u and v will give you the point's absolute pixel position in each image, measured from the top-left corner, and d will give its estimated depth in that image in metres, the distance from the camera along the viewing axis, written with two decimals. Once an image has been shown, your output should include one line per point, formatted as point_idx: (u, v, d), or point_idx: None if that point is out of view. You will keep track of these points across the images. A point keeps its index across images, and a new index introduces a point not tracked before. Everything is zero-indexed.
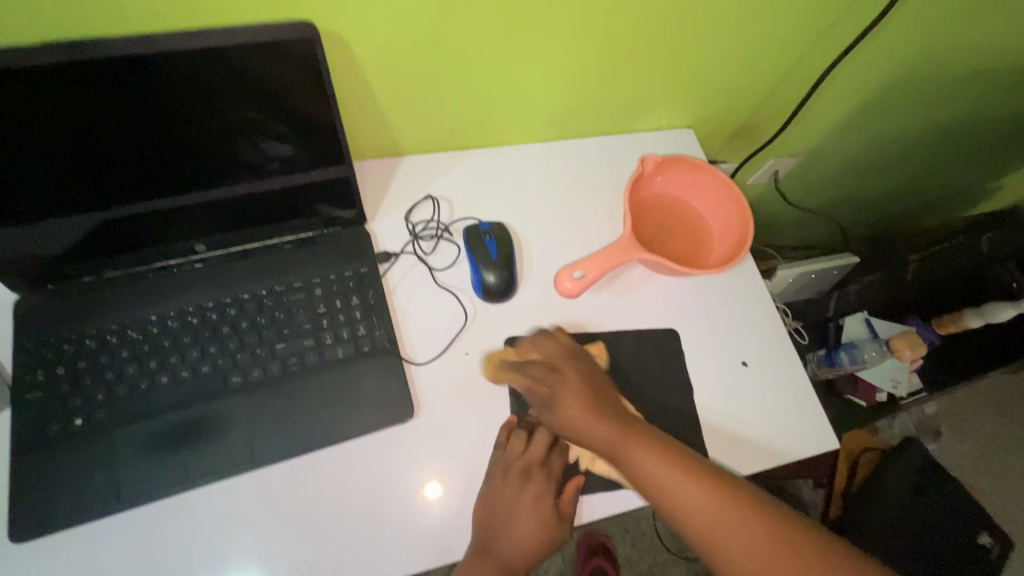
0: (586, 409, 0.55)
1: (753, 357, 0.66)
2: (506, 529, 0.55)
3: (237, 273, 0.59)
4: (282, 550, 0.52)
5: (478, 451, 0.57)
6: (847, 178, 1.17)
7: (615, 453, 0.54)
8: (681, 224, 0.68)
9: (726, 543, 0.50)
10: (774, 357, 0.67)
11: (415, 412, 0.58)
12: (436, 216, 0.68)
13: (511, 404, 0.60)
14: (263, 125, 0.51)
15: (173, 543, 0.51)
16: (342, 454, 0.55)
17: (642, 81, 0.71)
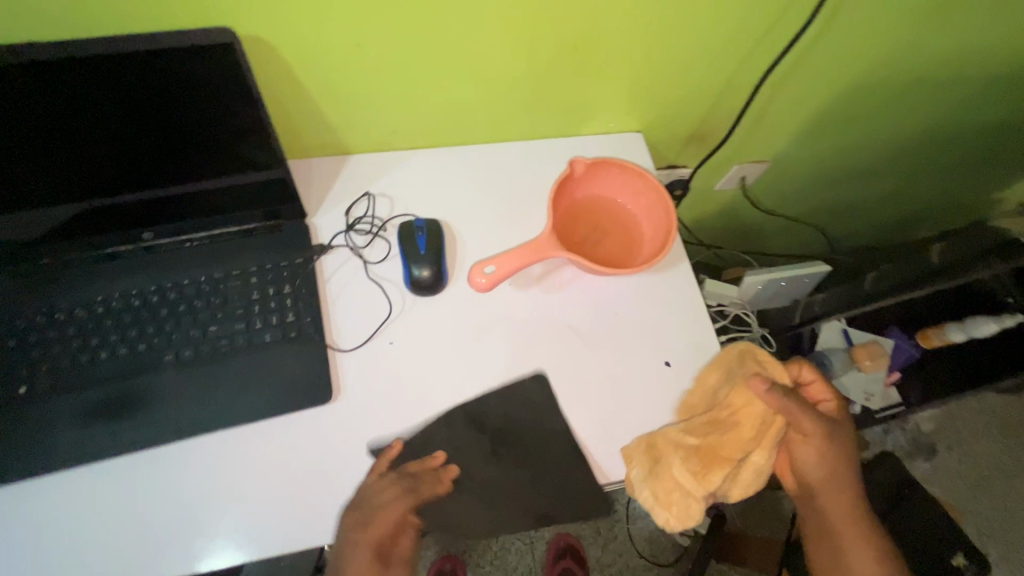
0: (824, 450, 0.63)
1: (676, 358, 0.67)
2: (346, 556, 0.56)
3: (181, 260, 0.64)
4: (201, 518, 0.56)
5: (391, 436, 0.61)
6: (824, 186, 1.16)
7: (822, 470, 0.64)
8: (613, 225, 0.70)
9: (844, 548, 0.65)
10: (700, 360, 0.68)
11: (335, 396, 0.61)
12: (373, 212, 0.71)
13: (429, 391, 0.63)
14: (200, 129, 0.54)
15: (101, 504, 0.55)
16: (262, 430, 0.59)
17: (581, 87, 0.73)
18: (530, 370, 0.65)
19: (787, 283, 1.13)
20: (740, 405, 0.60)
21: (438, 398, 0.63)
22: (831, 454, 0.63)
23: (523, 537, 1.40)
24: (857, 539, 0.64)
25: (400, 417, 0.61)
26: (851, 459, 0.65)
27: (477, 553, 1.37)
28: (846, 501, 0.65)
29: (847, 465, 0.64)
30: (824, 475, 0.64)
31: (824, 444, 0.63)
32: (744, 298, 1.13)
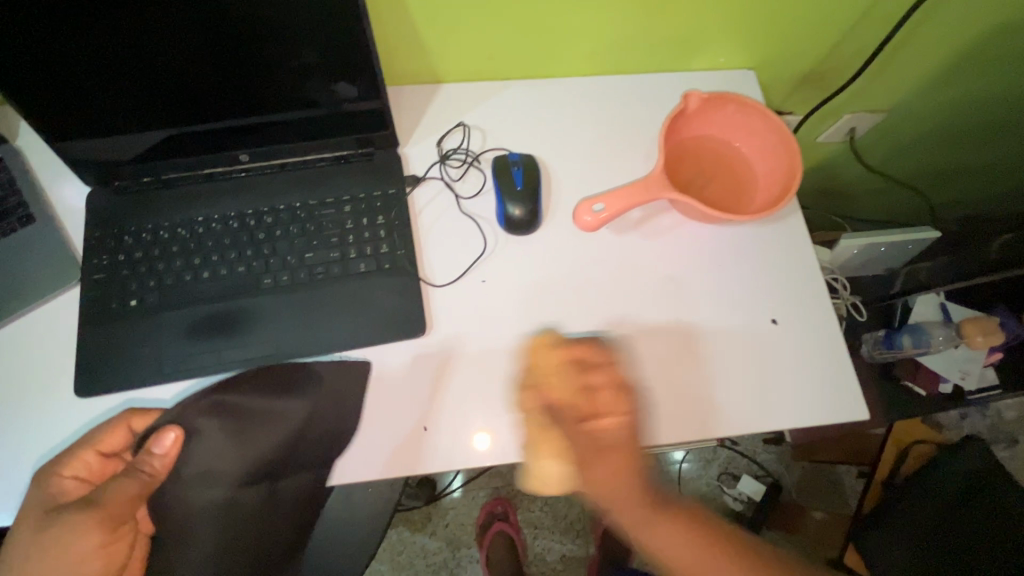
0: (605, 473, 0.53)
1: (744, 320, 0.63)
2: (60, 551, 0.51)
3: (276, 184, 0.63)
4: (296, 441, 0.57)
5: (480, 376, 0.59)
6: (942, 143, 1.04)
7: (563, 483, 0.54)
8: (723, 169, 0.65)
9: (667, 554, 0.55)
10: (789, 319, 0.63)
11: (426, 331, 0.60)
12: (464, 143, 0.68)
13: (519, 333, 0.61)
14: (299, 49, 0.51)
15: None
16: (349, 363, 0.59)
17: (698, 13, 0.65)
18: (623, 319, 0.62)
19: (886, 248, 1.03)
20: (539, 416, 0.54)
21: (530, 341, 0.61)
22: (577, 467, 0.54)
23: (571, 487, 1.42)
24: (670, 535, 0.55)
25: (453, 368, 0.59)
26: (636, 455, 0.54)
27: (525, 498, 1.40)
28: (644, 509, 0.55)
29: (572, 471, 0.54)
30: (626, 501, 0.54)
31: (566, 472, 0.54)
32: (835, 262, 1.05)
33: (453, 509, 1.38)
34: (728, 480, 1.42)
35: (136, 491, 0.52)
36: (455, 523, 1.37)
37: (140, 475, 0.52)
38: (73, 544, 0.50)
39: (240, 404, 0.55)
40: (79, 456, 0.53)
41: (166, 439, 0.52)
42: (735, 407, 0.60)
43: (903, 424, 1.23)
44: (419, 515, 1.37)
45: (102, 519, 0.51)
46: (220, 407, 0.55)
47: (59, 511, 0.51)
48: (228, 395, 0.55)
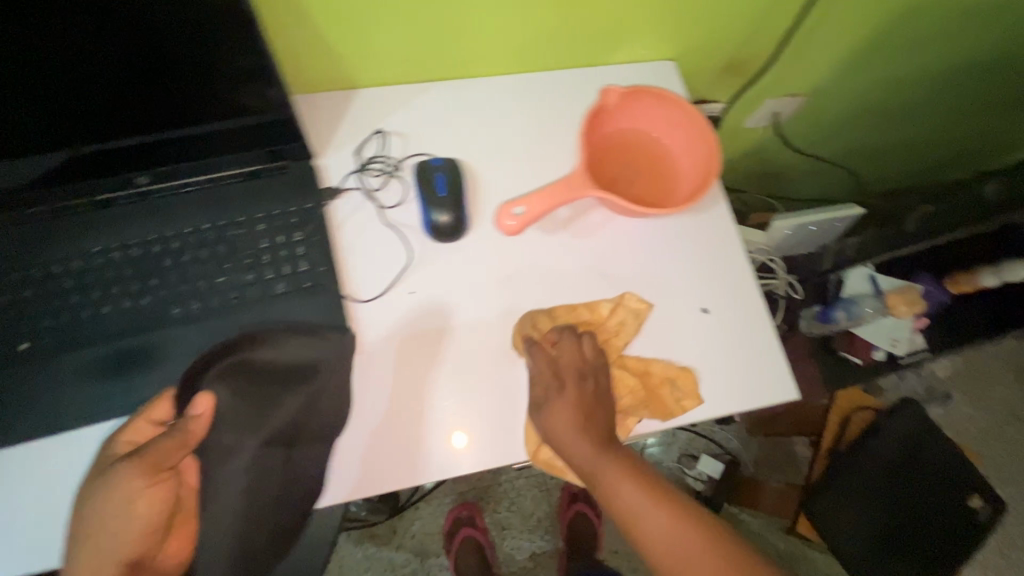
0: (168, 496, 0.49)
1: (677, 311, 0.63)
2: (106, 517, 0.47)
3: (180, 207, 0.58)
4: None
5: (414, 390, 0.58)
6: (862, 122, 1.08)
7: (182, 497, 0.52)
8: (649, 162, 0.65)
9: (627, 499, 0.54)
10: (721, 307, 0.64)
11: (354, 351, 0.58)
12: (383, 151, 0.65)
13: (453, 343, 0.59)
14: (191, 55, 0.48)
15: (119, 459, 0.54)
16: None
17: (611, 8, 0.65)
18: (557, 320, 0.61)
19: (817, 227, 1.07)
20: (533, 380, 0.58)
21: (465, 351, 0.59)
22: (561, 423, 0.55)
23: (537, 484, 1.42)
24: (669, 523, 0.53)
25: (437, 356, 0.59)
26: (596, 412, 0.57)
27: (492, 499, 1.39)
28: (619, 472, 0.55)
29: (551, 431, 0.56)
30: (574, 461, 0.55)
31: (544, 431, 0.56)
32: (771, 244, 1.08)
33: (419, 519, 1.36)
34: (690, 462, 1.44)
35: (175, 447, 0.48)
36: (423, 534, 1.35)
37: (179, 436, 0.48)
38: (116, 502, 0.47)
39: (257, 372, 0.53)
40: (133, 427, 0.50)
41: (203, 401, 0.49)
42: (679, 398, 0.60)
43: (842, 393, 1.25)
44: (384, 529, 1.34)
45: (143, 468, 0.48)
46: (236, 369, 0.52)
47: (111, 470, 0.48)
48: (250, 356, 0.53)
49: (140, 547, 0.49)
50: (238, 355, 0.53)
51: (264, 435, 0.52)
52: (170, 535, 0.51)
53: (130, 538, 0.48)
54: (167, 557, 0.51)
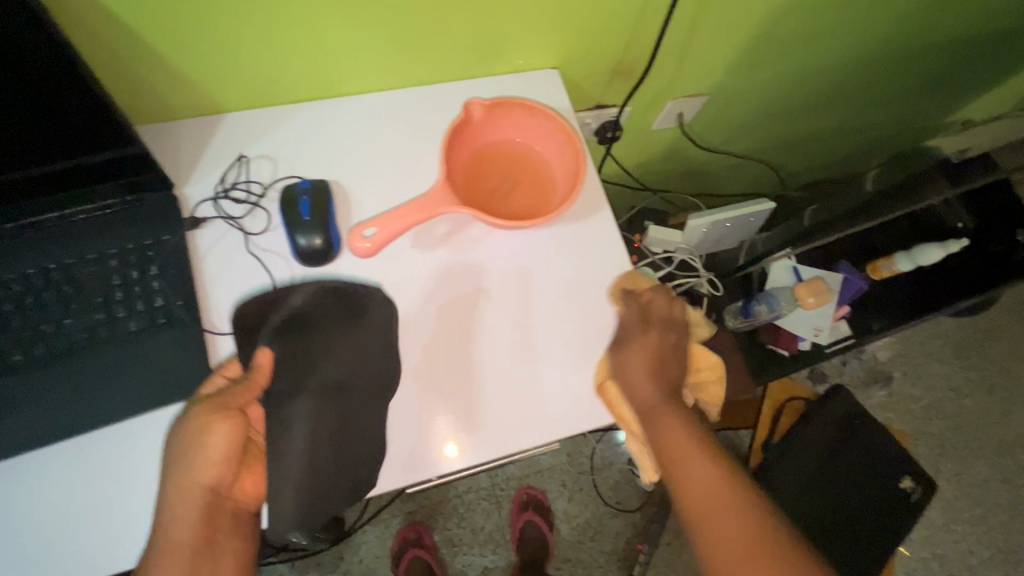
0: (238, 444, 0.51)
1: (569, 319, 0.63)
2: (185, 462, 0.49)
3: (21, 247, 0.55)
4: (69, 532, 0.51)
5: None
6: (769, 117, 1.10)
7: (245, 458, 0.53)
8: (524, 174, 0.64)
9: (684, 451, 0.53)
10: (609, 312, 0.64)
11: None
12: (248, 176, 0.63)
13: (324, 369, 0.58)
14: (9, 94, 0.44)
15: None
16: (126, 435, 0.54)
17: (474, 21, 0.64)
18: (433, 338, 0.60)
19: (733, 223, 1.08)
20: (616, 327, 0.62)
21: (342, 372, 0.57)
22: (637, 363, 0.57)
23: (487, 497, 1.40)
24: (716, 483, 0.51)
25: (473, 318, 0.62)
26: (670, 363, 0.58)
27: (441, 516, 1.37)
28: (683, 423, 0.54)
29: (629, 363, 0.58)
30: (642, 397, 0.56)
31: (623, 362, 0.58)
32: (689, 242, 1.09)
33: (367, 542, 1.33)
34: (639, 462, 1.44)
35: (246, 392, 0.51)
36: (371, 557, 1.32)
37: (250, 381, 0.52)
38: (197, 448, 0.49)
39: (311, 329, 0.57)
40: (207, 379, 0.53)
41: (264, 355, 0.53)
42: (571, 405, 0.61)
43: (777, 385, 1.28)
44: (330, 556, 1.31)
45: (218, 409, 0.50)
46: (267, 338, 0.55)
47: (185, 418, 0.50)
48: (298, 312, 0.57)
49: (220, 476, 0.50)
50: (284, 312, 0.57)
51: (323, 382, 0.56)
52: (246, 470, 0.53)
53: (207, 467, 0.49)
54: (242, 492, 0.52)
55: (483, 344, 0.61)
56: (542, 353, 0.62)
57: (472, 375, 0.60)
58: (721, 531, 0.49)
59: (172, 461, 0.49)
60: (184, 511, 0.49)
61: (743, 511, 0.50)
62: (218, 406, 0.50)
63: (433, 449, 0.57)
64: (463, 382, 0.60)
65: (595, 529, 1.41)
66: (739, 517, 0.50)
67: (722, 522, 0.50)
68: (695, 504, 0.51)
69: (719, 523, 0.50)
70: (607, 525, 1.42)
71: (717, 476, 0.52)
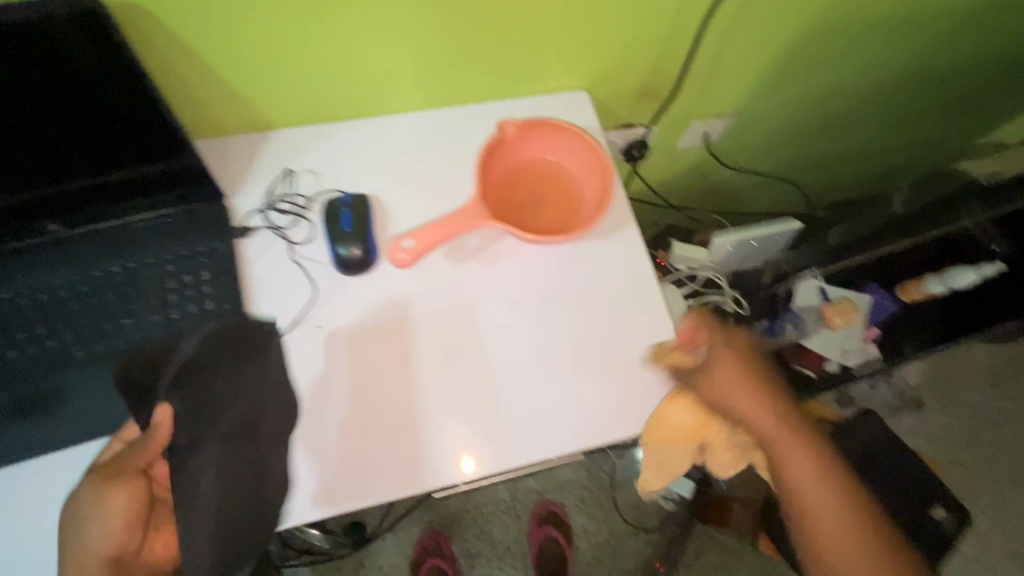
0: (132, 508, 0.50)
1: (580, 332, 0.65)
2: (84, 525, 0.51)
3: (89, 250, 0.60)
4: None
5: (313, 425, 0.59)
6: (796, 137, 1.11)
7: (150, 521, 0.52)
8: (553, 189, 0.67)
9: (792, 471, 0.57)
10: (624, 324, 0.66)
11: None
12: (294, 189, 0.67)
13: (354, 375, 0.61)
14: (86, 107, 0.49)
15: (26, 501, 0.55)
16: None
17: (509, 45, 0.68)
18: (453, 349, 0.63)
19: (759, 242, 1.08)
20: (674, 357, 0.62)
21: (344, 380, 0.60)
22: (738, 396, 0.58)
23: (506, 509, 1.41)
24: (835, 509, 0.56)
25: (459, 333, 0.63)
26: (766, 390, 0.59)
27: (460, 527, 1.38)
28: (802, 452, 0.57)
29: (728, 395, 0.58)
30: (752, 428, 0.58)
31: (716, 395, 0.58)
32: (713, 260, 1.09)
33: (387, 549, 1.34)
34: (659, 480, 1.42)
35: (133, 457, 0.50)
36: (391, 564, 1.33)
37: (144, 444, 0.48)
38: (95, 512, 0.50)
39: (209, 373, 0.50)
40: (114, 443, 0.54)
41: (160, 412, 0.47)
42: (594, 412, 0.62)
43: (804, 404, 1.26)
44: (351, 561, 1.33)
45: (107, 474, 0.51)
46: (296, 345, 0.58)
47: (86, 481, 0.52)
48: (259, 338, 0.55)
49: (124, 537, 0.51)
50: (176, 362, 0.48)
51: (225, 429, 0.49)
52: (155, 536, 0.52)
53: (107, 533, 0.50)
54: (152, 556, 0.52)
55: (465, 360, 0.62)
56: (563, 364, 0.63)
57: (472, 387, 0.61)
58: (836, 551, 0.55)
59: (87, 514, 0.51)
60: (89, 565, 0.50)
61: (855, 531, 0.55)
62: (112, 472, 0.51)
63: (451, 463, 0.59)
64: (444, 406, 0.61)
65: (614, 547, 1.40)
66: (850, 540, 0.55)
67: (842, 546, 0.55)
68: (817, 531, 0.55)
69: (828, 544, 0.55)
70: (626, 543, 1.40)
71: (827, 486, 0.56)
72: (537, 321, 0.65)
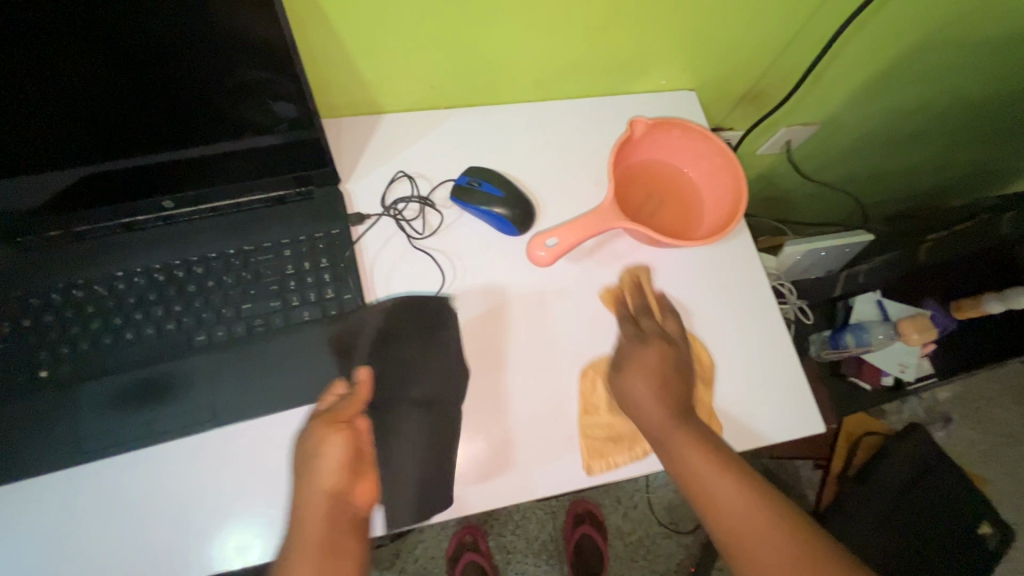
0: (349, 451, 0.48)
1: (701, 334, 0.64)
2: (306, 466, 0.48)
3: (204, 230, 0.58)
4: (222, 520, 0.51)
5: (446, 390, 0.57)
6: (870, 149, 1.10)
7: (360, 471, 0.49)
8: (671, 192, 0.65)
9: (719, 497, 0.50)
10: (739, 332, 0.64)
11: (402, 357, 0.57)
12: (412, 190, 0.64)
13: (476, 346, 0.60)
14: (220, 76, 0.46)
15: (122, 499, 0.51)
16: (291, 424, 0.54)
17: (634, 40, 0.66)
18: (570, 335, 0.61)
19: (827, 253, 1.07)
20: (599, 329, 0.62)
21: (455, 363, 0.58)
22: (641, 376, 0.56)
23: (543, 506, 1.40)
24: (717, 469, 0.50)
25: (514, 335, 0.61)
26: (679, 384, 0.56)
27: (496, 522, 1.37)
28: (665, 414, 0.53)
29: (645, 366, 0.56)
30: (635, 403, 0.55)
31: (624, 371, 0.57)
32: (780, 268, 1.07)
33: (423, 541, 1.33)
34: None
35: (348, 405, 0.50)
36: (426, 556, 1.32)
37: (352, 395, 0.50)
38: (316, 454, 0.48)
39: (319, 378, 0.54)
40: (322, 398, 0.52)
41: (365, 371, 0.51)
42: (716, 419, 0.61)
43: (853, 418, 1.27)
44: (387, 551, 1.31)
45: (323, 420, 0.49)
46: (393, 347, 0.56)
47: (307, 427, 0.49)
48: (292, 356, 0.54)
49: (342, 483, 0.48)
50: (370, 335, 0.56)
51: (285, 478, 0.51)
52: (361, 482, 0.49)
53: (326, 476, 0.47)
54: (359, 503, 0.49)
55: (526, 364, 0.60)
56: None
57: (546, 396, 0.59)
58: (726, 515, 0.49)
59: (298, 475, 0.48)
60: (312, 516, 0.46)
61: (742, 486, 0.50)
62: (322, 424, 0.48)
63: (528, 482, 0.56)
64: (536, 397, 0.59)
65: (648, 547, 1.40)
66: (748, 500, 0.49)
67: (735, 512, 0.49)
68: (709, 502, 0.50)
69: (728, 518, 0.49)
70: (660, 545, 1.41)
71: (753, 505, 0.49)
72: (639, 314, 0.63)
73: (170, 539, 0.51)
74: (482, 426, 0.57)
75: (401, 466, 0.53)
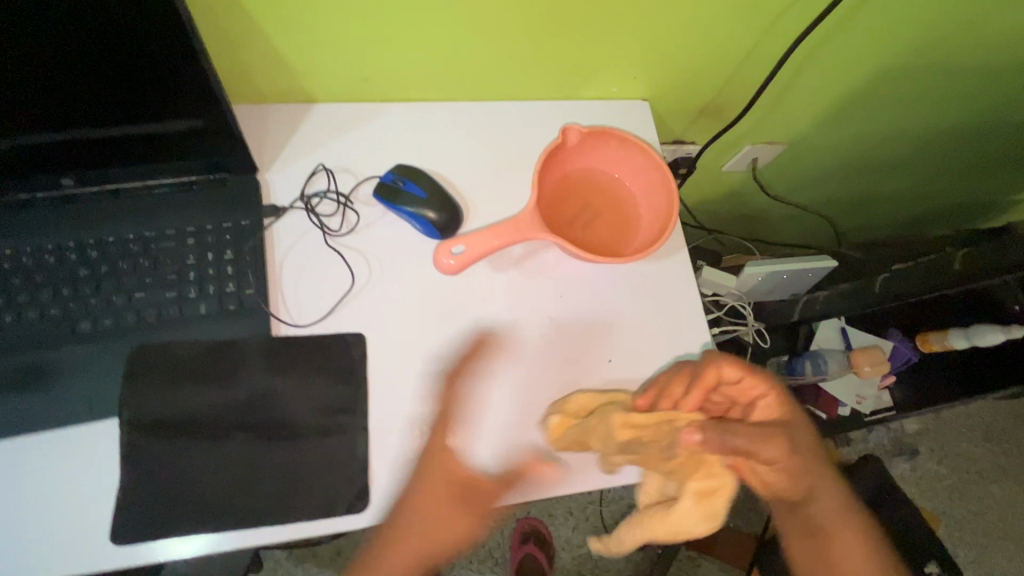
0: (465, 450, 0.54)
1: (623, 355, 0.61)
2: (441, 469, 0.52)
3: (104, 212, 0.55)
4: (89, 519, 0.49)
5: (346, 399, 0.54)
6: (841, 174, 1.07)
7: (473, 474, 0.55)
8: (608, 205, 0.62)
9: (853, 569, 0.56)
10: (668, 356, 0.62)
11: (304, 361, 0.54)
12: (333, 186, 0.62)
13: (385, 353, 0.57)
14: (111, 51, 0.43)
15: None
16: None
17: (577, 45, 0.63)
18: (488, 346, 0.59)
19: (789, 276, 1.05)
20: (645, 435, 0.52)
21: (358, 369, 0.55)
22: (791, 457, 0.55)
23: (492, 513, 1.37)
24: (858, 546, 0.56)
25: (428, 344, 0.58)
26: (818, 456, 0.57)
27: None
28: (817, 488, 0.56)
29: (798, 444, 0.55)
30: (793, 481, 0.55)
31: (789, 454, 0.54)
32: (739, 288, 1.04)
33: (365, 541, 1.30)
34: None
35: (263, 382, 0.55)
36: None
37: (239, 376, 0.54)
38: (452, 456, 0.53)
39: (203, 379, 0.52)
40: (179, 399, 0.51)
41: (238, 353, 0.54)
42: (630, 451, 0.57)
43: None
44: (327, 549, 1.29)
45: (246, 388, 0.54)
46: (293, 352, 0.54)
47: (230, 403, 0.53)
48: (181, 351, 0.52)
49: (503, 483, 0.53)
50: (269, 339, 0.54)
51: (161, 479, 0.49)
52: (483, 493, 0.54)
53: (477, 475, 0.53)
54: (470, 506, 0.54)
55: (436, 375, 0.57)
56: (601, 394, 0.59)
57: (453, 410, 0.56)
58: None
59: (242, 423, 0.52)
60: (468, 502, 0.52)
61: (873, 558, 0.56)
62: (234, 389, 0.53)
63: None
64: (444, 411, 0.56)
65: (597, 562, 1.38)
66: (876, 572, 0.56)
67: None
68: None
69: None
70: (609, 560, 1.38)
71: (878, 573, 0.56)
72: (564, 330, 0.61)
73: (33, 535, 0.48)
74: (378, 437, 0.54)
75: (283, 474, 0.51)
